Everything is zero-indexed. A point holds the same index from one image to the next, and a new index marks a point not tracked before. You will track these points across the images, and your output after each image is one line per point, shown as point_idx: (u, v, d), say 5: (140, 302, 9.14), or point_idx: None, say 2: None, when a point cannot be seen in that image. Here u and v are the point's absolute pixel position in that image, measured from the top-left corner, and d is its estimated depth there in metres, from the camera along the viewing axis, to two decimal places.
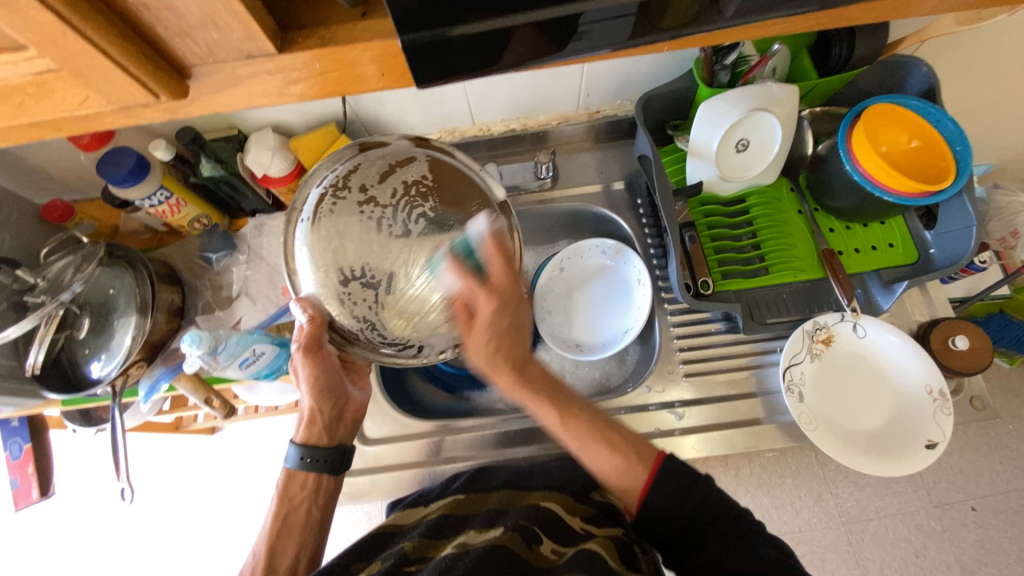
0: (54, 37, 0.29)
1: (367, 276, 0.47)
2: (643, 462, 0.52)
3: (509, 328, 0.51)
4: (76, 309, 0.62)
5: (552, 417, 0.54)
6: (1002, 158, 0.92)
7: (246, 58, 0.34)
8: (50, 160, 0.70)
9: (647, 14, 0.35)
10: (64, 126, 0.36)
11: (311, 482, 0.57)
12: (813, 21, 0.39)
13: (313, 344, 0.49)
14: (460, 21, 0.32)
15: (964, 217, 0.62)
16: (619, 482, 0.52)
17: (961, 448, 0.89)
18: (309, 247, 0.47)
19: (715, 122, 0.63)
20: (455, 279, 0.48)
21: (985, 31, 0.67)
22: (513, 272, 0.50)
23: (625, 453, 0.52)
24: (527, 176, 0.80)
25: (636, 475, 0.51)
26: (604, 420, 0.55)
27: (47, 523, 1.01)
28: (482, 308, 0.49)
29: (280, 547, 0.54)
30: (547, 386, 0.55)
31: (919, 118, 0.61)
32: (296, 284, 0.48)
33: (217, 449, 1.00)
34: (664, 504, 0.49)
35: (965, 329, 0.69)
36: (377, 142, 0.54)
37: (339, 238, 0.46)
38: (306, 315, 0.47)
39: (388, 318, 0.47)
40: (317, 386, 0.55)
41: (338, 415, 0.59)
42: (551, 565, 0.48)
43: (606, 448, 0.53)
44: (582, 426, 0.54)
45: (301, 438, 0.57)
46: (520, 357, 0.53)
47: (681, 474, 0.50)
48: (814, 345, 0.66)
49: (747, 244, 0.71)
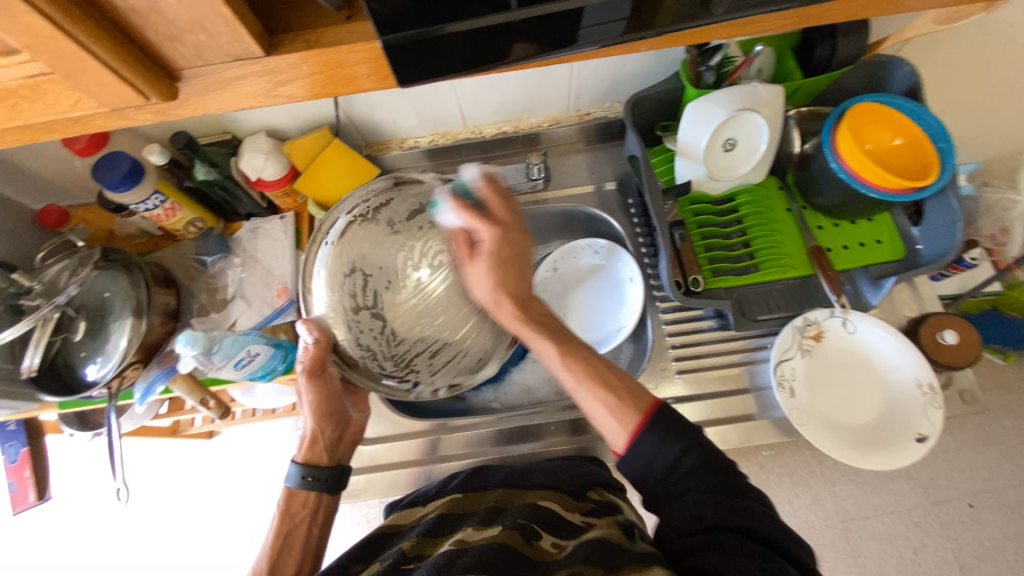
0: (46, 41, 0.29)
1: (376, 307, 0.53)
2: (636, 406, 0.47)
3: (512, 260, 0.52)
4: (71, 313, 0.62)
5: (549, 349, 0.51)
6: (991, 156, 0.93)
7: (234, 60, 0.35)
8: (46, 165, 0.71)
9: (637, 12, 0.36)
10: (57, 129, 0.36)
11: (313, 499, 0.55)
12: (791, 19, 0.39)
13: (317, 367, 0.53)
14: (451, 18, 0.33)
15: (949, 213, 0.63)
16: (607, 418, 0.48)
17: (956, 445, 0.90)
18: (329, 274, 0.53)
19: (702, 122, 0.64)
20: (456, 215, 0.53)
21: (967, 30, 0.68)
22: (511, 204, 0.53)
23: (617, 394, 0.48)
24: (519, 178, 0.82)
25: (625, 416, 0.47)
26: (606, 366, 0.50)
27: (45, 529, 1.01)
28: (484, 237, 0.52)
29: (280, 566, 0.51)
30: (548, 319, 0.53)
31: (902, 115, 0.62)
32: (308, 305, 0.54)
33: (214, 454, 1.01)
34: (651, 450, 0.45)
35: (956, 323, 0.70)
36: (411, 178, 0.60)
37: (356, 266, 0.53)
38: (310, 337, 0.51)
39: (391, 351, 0.54)
40: (321, 412, 0.55)
41: (338, 436, 0.58)
42: (551, 558, 0.47)
43: (601, 389, 0.48)
44: (581, 363, 0.50)
45: (302, 459, 0.56)
46: (523, 290, 0.53)
47: (673, 421, 0.46)
48: (804, 340, 0.67)
49: (736, 242, 0.72)
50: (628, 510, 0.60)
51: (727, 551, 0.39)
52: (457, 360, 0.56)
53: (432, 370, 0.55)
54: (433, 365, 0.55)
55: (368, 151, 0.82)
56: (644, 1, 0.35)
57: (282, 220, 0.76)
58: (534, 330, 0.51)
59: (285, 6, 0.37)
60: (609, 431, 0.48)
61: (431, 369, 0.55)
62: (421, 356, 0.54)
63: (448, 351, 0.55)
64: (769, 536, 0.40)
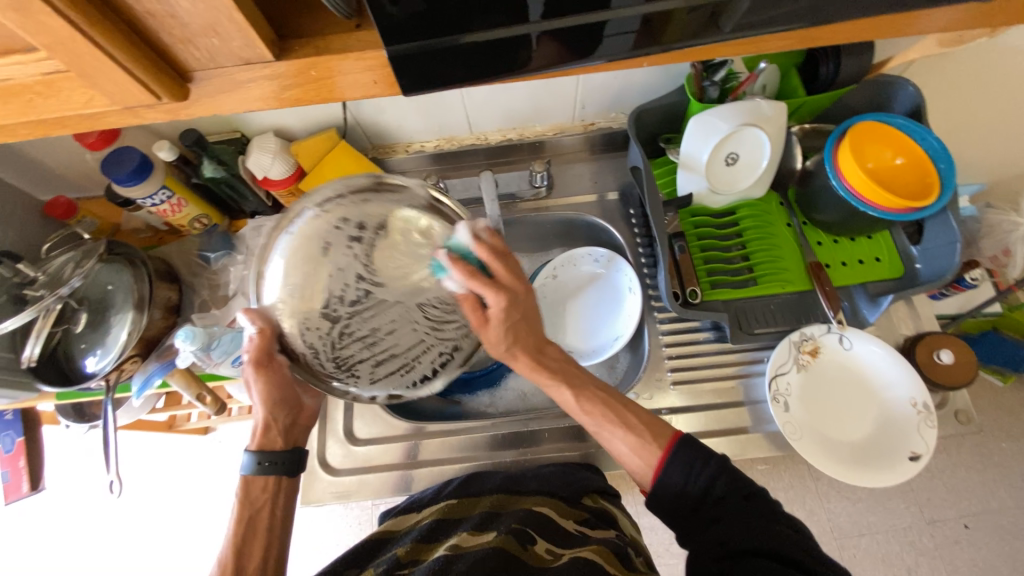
0: (63, 41, 0.30)
1: (330, 309, 0.50)
2: (657, 440, 0.51)
3: (520, 320, 0.53)
4: (74, 304, 0.63)
5: (568, 396, 0.55)
6: (993, 177, 0.93)
7: (244, 64, 0.36)
8: (55, 157, 0.72)
9: (647, 29, 0.37)
10: (69, 125, 0.37)
11: (272, 483, 0.54)
12: (795, 40, 0.40)
13: (261, 357, 0.50)
14: (466, 30, 0.34)
15: (949, 234, 0.64)
16: (634, 454, 0.52)
17: (953, 466, 0.89)
18: (281, 267, 0.49)
19: (706, 136, 0.65)
20: (460, 278, 0.49)
21: (970, 54, 0.69)
22: (510, 266, 0.51)
23: (639, 431, 0.52)
24: (522, 184, 0.82)
25: (649, 454, 0.51)
26: (616, 399, 0.55)
27: (37, 519, 1.01)
28: (491, 304, 0.50)
29: (247, 549, 0.51)
30: (565, 365, 0.57)
31: (903, 135, 0.63)
32: (257, 292, 0.50)
33: (209, 449, 1.02)
34: (681, 479, 0.48)
35: (951, 343, 0.70)
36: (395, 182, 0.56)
37: (316, 263, 0.50)
38: (253, 328, 0.49)
39: (335, 350, 0.50)
40: (272, 400, 0.54)
41: (292, 421, 0.58)
42: (546, 565, 0.48)
43: (621, 429, 0.53)
44: (595, 402, 0.55)
45: (256, 446, 0.54)
46: (535, 340, 0.55)
47: (699, 450, 0.49)
48: (800, 355, 0.67)
49: (735, 255, 0.72)
50: (622, 519, 0.60)
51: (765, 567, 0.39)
52: (404, 372, 0.51)
53: (375, 378, 0.51)
54: (376, 372, 0.51)
55: (374, 153, 0.83)
56: (654, 18, 0.36)
57: None
58: (554, 379, 0.55)
59: (296, 13, 0.38)
60: (635, 465, 0.52)
61: (374, 377, 0.51)
62: (366, 361, 0.50)
63: (397, 362, 0.51)
64: (802, 562, 0.40)
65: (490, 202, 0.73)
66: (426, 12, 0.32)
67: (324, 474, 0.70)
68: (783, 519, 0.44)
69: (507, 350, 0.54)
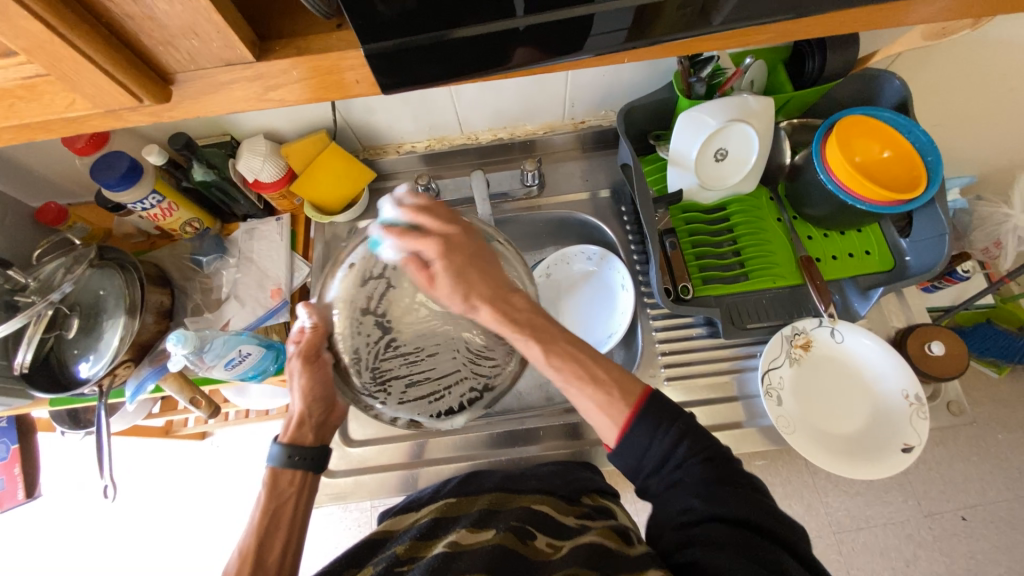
0: (42, 44, 0.30)
1: (383, 317, 0.50)
2: (626, 398, 0.48)
3: (465, 267, 0.49)
4: (65, 310, 0.63)
5: (537, 352, 0.50)
6: (983, 170, 0.94)
7: (226, 65, 0.36)
8: (45, 163, 0.72)
9: (639, 21, 0.37)
10: (53, 129, 0.37)
11: (300, 478, 0.56)
12: (774, 35, 0.40)
13: (311, 352, 0.53)
14: (458, 24, 0.34)
15: (935, 226, 0.64)
16: (602, 411, 0.48)
17: (948, 458, 0.90)
18: (347, 277, 0.50)
19: (694, 132, 0.65)
20: (397, 245, 0.48)
21: (957, 47, 0.70)
22: (443, 217, 0.49)
23: (607, 390, 0.49)
24: (514, 184, 0.82)
25: (615, 411, 0.48)
26: (592, 357, 0.51)
27: (34, 527, 1.01)
28: (432, 256, 0.48)
29: (268, 541, 0.51)
30: (534, 318, 0.51)
31: (890, 128, 0.63)
32: (324, 289, 0.51)
33: (207, 454, 1.01)
34: (645, 439, 0.46)
35: (943, 335, 0.71)
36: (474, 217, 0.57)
37: (387, 272, 0.50)
38: (310, 320, 0.51)
39: (374, 359, 0.50)
40: (310, 395, 0.56)
41: (326, 418, 0.59)
42: (546, 558, 0.48)
43: (589, 387, 0.49)
44: (567, 360, 0.50)
45: (287, 438, 0.57)
46: (495, 289, 0.50)
47: (665, 409, 0.47)
48: (793, 349, 0.67)
49: (727, 251, 0.72)
50: (622, 515, 0.60)
51: (715, 545, 0.41)
52: (433, 399, 0.51)
53: (403, 400, 0.50)
54: (405, 393, 0.50)
55: (365, 155, 0.83)
56: (645, 12, 0.36)
57: (278, 222, 0.77)
58: (520, 334, 0.50)
59: (278, 14, 0.38)
60: (600, 424, 0.49)
61: (402, 398, 0.50)
62: (400, 379, 0.50)
63: (428, 387, 0.51)
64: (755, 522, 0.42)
65: (480, 201, 0.73)
66: (416, 10, 0.32)
67: None
68: (744, 479, 0.46)
69: (466, 307, 0.50)
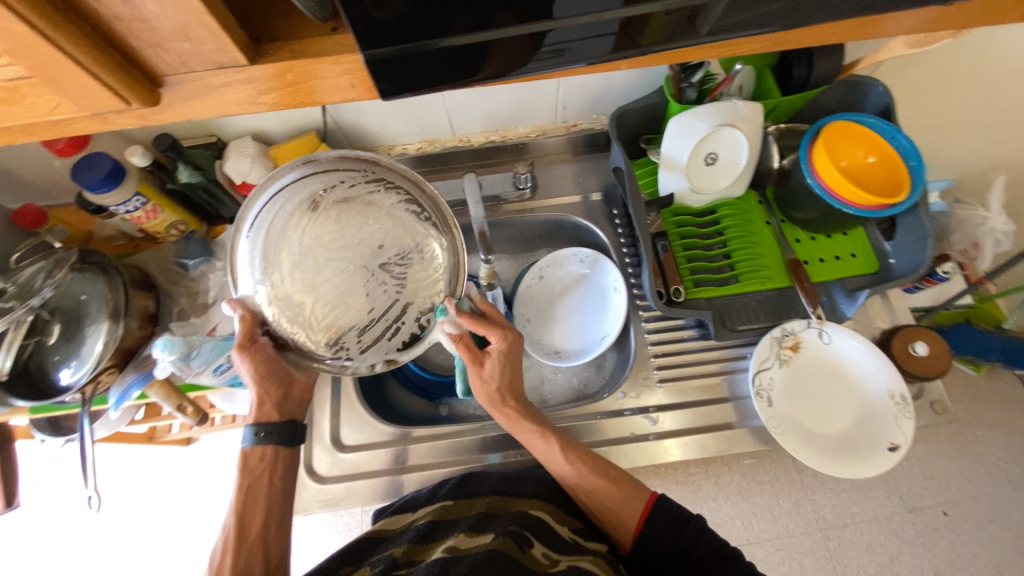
0: (27, 46, 0.29)
1: (296, 289, 0.46)
2: (637, 500, 0.58)
3: (511, 364, 0.59)
4: (46, 315, 0.60)
5: (555, 452, 0.60)
6: (962, 173, 0.96)
7: (217, 68, 0.35)
8: (23, 164, 0.70)
9: (626, 30, 0.37)
10: (35, 131, 0.36)
11: (271, 453, 0.54)
12: (767, 44, 0.40)
13: (245, 340, 0.49)
14: (447, 33, 0.34)
15: (919, 229, 0.65)
16: (615, 510, 0.58)
17: (930, 454, 0.92)
18: (245, 266, 0.47)
19: (685, 136, 0.66)
20: (456, 326, 0.51)
21: (939, 55, 0.71)
22: (498, 314, 0.58)
23: (621, 487, 0.58)
24: (506, 187, 0.83)
25: (633, 508, 0.57)
26: (602, 460, 0.61)
27: (10, 540, 0.98)
28: (495, 343, 0.56)
29: (248, 514, 0.52)
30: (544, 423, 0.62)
31: (874, 134, 0.65)
32: (236, 280, 0.48)
33: (192, 460, 0.98)
34: (660, 533, 0.55)
35: (927, 336, 0.72)
36: (324, 163, 0.51)
37: (272, 247, 0.46)
38: (239, 313, 0.47)
39: (319, 326, 0.47)
40: (262, 377, 0.51)
41: (286, 395, 0.55)
42: (543, 569, 0.48)
43: (603, 481, 0.59)
44: (580, 457, 0.60)
45: (253, 418, 0.54)
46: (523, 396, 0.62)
47: (674, 514, 0.56)
48: (782, 350, 0.68)
49: (717, 253, 0.73)
50: None
51: None
52: (392, 334, 0.48)
53: (364, 347, 0.48)
54: (363, 341, 0.48)
55: None
56: (631, 21, 0.36)
57: None
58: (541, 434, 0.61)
59: (270, 16, 0.37)
60: (614, 519, 0.58)
61: (362, 346, 0.48)
62: (349, 331, 0.47)
63: (382, 326, 0.48)
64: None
65: (473, 204, 0.71)
66: (409, 15, 0.32)
67: (310, 483, 0.69)
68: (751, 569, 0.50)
69: (497, 393, 0.60)
